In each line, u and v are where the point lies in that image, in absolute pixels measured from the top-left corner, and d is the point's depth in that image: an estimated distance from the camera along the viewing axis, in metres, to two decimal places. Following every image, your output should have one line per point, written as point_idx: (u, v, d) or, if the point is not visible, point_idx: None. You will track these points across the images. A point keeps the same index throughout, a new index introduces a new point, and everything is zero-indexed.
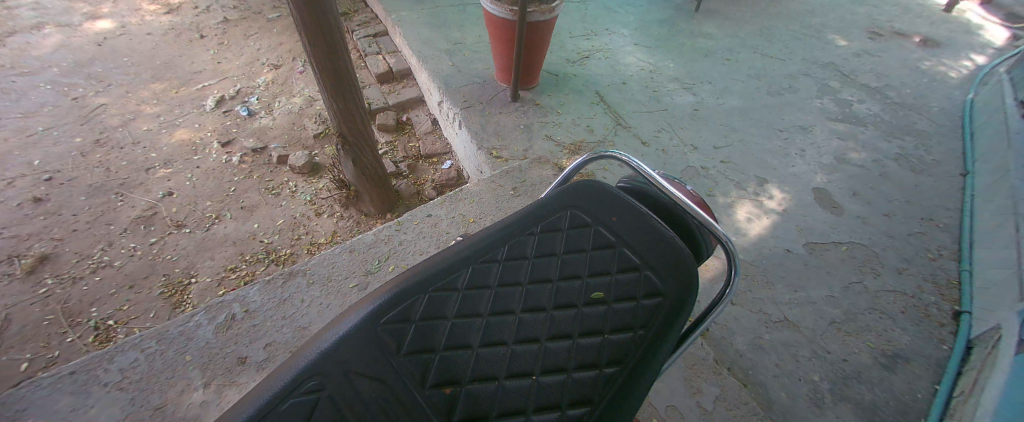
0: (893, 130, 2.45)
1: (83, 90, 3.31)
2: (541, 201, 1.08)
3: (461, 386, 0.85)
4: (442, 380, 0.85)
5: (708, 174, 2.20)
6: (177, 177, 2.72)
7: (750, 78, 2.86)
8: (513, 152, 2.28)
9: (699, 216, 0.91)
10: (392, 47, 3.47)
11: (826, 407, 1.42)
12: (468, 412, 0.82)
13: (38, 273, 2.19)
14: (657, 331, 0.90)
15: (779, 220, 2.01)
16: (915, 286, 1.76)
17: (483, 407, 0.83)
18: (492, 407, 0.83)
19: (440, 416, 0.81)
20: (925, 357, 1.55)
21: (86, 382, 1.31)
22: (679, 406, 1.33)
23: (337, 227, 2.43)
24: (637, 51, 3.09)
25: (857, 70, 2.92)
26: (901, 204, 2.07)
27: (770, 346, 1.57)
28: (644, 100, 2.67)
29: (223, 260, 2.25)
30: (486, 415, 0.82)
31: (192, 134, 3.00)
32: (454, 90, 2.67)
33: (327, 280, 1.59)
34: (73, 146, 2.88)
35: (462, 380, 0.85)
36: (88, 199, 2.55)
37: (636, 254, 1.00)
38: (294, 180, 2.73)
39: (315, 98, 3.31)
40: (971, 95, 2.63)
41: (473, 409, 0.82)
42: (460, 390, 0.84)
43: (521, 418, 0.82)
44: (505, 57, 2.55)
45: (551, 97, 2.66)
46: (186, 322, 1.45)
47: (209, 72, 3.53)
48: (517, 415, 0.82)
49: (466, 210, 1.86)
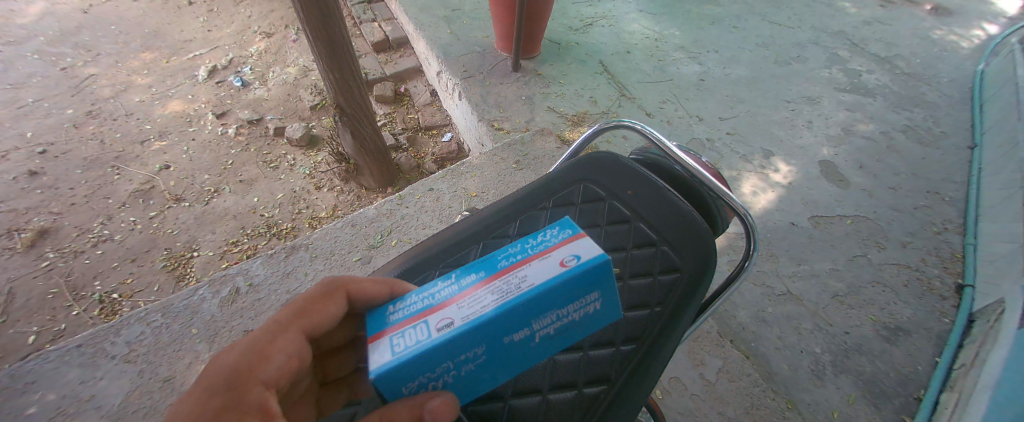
0: (901, 102, 2.40)
1: (71, 60, 3.21)
2: (552, 174, 1.07)
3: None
4: None
5: (713, 146, 2.17)
6: (174, 149, 2.67)
7: (757, 47, 2.78)
8: (514, 124, 2.23)
9: (716, 187, 0.89)
10: (388, 15, 3.35)
11: (826, 378, 1.45)
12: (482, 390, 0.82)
13: (39, 247, 2.18)
14: (673, 308, 0.90)
15: (785, 193, 1.99)
16: (919, 259, 1.76)
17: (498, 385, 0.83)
18: (507, 386, 0.83)
19: None
20: (926, 330, 1.57)
21: (95, 354, 1.32)
22: (682, 378, 1.35)
23: (338, 201, 2.40)
24: (641, 19, 2.99)
25: (867, 38, 2.83)
26: (907, 177, 2.05)
27: (772, 318, 1.58)
28: (649, 69, 2.60)
29: (224, 234, 2.24)
30: (502, 395, 0.82)
31: (186, 106, 2.93)
32: (454, 60, 2.59)
33: (330, 253, 1.59)
34: (65, 117, 2.81)
35: None
36: (85, 173, 2.51)
37: (650, 228, 0.98)
38: (292, 152, 2.68)
39: (310, 67, 3.21)
40: (981, 65, 2.56)
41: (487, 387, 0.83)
42: None
43: (537, 397, 0.82)
44: (505, 23, 2.45)
45: (553, 67, 2.58)
46: (191, 296, 1.45)
47: (199, 41, 3.41)
48: (532, 394, 0.82)
49: (468, 184, 1.83)
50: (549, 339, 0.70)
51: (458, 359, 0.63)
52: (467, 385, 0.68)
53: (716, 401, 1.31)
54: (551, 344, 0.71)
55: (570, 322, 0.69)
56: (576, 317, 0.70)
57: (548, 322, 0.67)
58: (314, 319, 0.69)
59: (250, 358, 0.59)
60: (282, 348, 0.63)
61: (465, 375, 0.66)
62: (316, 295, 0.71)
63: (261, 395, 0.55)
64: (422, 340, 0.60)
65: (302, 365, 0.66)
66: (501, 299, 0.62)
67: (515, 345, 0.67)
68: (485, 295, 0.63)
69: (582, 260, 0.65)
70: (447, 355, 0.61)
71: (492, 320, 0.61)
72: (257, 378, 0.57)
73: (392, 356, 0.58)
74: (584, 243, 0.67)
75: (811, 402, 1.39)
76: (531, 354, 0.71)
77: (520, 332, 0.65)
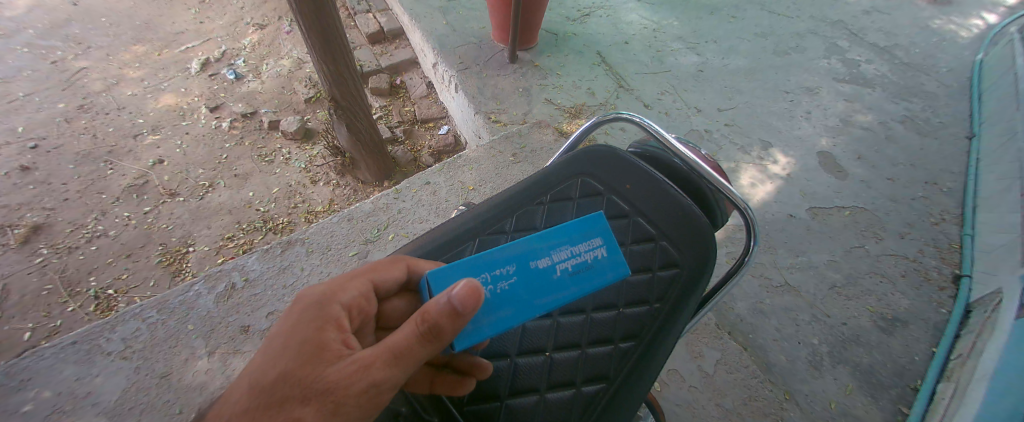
0: (900, 92, 2.39)
1: (62, 53, 3.16)
2: (550, 168, 1.06)
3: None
4: None
5: (711, 138, 2.16)
6: (167, 143, 2.64)
7: (756, 37, 2.75)
8: (512, 116, 2.21)
9: (715, 180, 0.87)
10: (382, 6, 3.30)
11: (824, 369, 1.45)
12: (480, 390, 0.82)
13: (33, 243, 2.16)
14: (672, 304, 0.89)
15: (783, 184, 1.98)
16: (917, 250, 1.76)
17: (495, 385, 0.83)
18: (504, 386, 0.83)
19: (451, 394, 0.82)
20: (923, 320, 1.57)
21: (90, 351, 1.31)
22: (680, 370, 1.36)
23: (334, 195, 2.38)
24: (640, 8, 2.95)
25: (866, 28, 2.80)
26: (906, 168, 2.04)
27: (770, 310, 1.58)
28: (647, 60, 2.57)
29: (220, 229, 2.22)
30: (498, 394, 0.82)
31: (179, 99, 2.89)
32: (450, 52, 2.56)
33: (326, 248, 1.57)
34: (56, 112, 2.77)
35: None
36: (77, 168, 2.48)
37: (650, 224, 0.97)
38: (287, 146, 2.65)
39: (304, 60, 3.17)
40: (980, 55, 2.54)
41: (485, 388, 0.83)
42: None
43: (534, 396, 0.82)
44: (502, 14, 2.42)
45: (550, 58, 2.55)
46: (185, 292, 1.44)
47: (191, 33, 3.35)
48: (530, 394, 0.82)
49: (465, 177, 1.82)
50: (571, 283, 0.73)
51: (493, 275, 0.70)
52: (498, 315, 0.69)
53: (714, 393, 1.32)
54: (573, 288, 0.72)
55: (586, 261, 0.74)
56: (592, 259, 0.75)
57: (567, 256, 0.74)
58: (381, 274, 0.76)
59: (330, 292, 0.69)
60: (354, 288, 0.72)
61: (497, 303, 0.69)
62: (381, 260, 0.80)
63: (337, 313, 0.66)
64: None
65: (372, 310, 0.74)
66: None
67: (539, 277, 0.72)
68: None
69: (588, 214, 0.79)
70: (485, 267, 0.70)
71: (521, 240, 0.73)
72: (336, 301, 0.68)
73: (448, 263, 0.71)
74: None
75: (809, 393, 1.40)
76: (555, 296, 0.71)
77: (542, 259, 0.73)
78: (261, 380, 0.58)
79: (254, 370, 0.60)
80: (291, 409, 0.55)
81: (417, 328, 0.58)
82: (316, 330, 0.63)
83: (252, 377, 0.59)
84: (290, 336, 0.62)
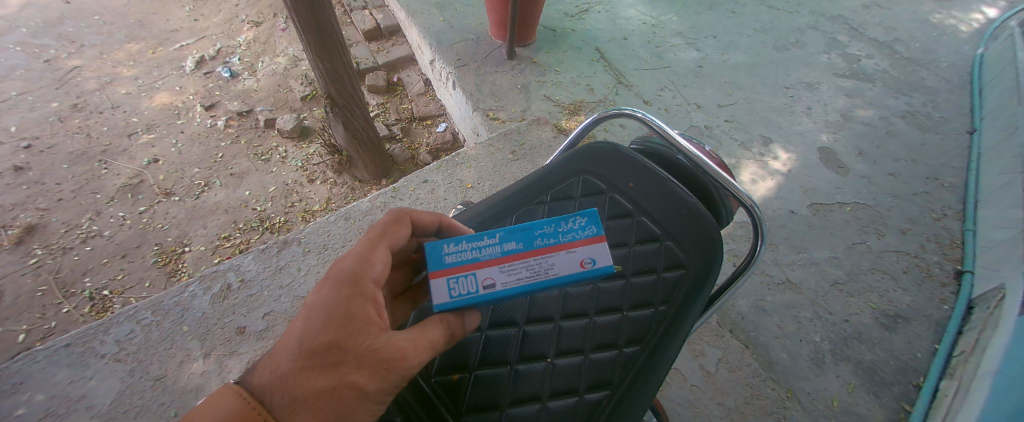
0: (900, 87, 2.37)
1: (54, 52, 3.12)
2: (550, 167, 1.05)
3: (468, 371, 0.83)
4: (449, 366, 0.84)
5: (711, 134, 2.14)
6: (162, 142, 2.61)
7: (755, 32, 2.73)
8: (510, 113, 2.19)
9: (720, 177, 0.86)
10: (378, 2, 3.26)
11: (826, 367, 1.44)
12: (479, 400, 0.81)
13: (26, 244, 2.13)
14: (678, 306, 0.88)
15: (784, 181, 1.97)
16: (918, 246, 1.75)
17: (495, 394, 0.82)
18: (504, 394, 0.82)
19: (449, 404, 0.80)
20: (925, 317, 1.56)
21: (83, 354, 1.29)
22: (682, 369, 1.34)
23: (331, 194, 2.35)
24: (639, 4, 2.93)
25: (866, 23, 2.79)
26: (907, 164, 2.03)
27: (771, 307, 1.57)
28: (646, 56, 2.55)
29: (216, 229, 2.20)
30: (498, 404, 0.81)
31: (174, 98, 2.86)
32: (447, 48, 2.54)
33: (322, 248, 1.55)
34: (49, 111, 2.74)
35: (471, 365, 0.84)
36: (71, 168, 2.45)
37: (653, 223, 0.96)
38: (283, 144, 2.62)
39: (300, 57, 3.14)
40: (981, 49, 2.52)
41: (485, 398, 0.81)
42: (468, 376, 0.83)
43: (536, 405, 0.81)
44: (499, 9, 2.38)
45: (548, 54, 2.52)
46: (181, 292, 1.42)
47: (186, 30, 3.32)
48: (530, 402, 0.81)
49: (464, 175, 1.80)
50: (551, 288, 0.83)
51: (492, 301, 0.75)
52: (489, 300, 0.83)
53: (716, 391, 1.31)
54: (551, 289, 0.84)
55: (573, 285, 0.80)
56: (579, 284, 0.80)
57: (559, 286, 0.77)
58: (396, 239, 0.74)
59: (360, 260, 0.67)
60: (380, 255, 0.70)
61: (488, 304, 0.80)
62: (391, 217, 0.76)
63: (374, 287, 0.66)
64: (471, 294, 0.71)
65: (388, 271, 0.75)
66: (533, 277, 0.72)
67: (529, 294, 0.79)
68: (522, 268, 0.72)
69: (600, 262, 0.73)
70: (485, 301, 0.73)
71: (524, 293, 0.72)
72: (371, 273, 0.67)
73: (449, 299, 0.70)
74: (603, 245, 0.74)
75: (811, 391, 1.39)
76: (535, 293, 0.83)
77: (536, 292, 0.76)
78: (312, 343, 0.58)
79: (301, 335, 0.58)
80: (347, 374, 0.57)
81: (445, 331, 0.67)
82: (361, 305, 0.62)
83: (299, 341, 0.58)
84: (333, 306, 0.61)
